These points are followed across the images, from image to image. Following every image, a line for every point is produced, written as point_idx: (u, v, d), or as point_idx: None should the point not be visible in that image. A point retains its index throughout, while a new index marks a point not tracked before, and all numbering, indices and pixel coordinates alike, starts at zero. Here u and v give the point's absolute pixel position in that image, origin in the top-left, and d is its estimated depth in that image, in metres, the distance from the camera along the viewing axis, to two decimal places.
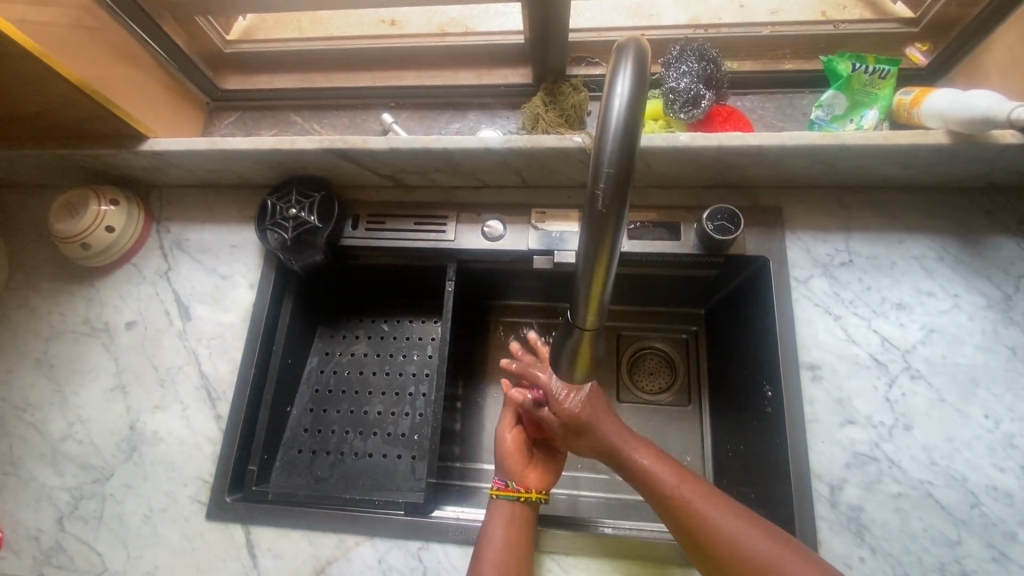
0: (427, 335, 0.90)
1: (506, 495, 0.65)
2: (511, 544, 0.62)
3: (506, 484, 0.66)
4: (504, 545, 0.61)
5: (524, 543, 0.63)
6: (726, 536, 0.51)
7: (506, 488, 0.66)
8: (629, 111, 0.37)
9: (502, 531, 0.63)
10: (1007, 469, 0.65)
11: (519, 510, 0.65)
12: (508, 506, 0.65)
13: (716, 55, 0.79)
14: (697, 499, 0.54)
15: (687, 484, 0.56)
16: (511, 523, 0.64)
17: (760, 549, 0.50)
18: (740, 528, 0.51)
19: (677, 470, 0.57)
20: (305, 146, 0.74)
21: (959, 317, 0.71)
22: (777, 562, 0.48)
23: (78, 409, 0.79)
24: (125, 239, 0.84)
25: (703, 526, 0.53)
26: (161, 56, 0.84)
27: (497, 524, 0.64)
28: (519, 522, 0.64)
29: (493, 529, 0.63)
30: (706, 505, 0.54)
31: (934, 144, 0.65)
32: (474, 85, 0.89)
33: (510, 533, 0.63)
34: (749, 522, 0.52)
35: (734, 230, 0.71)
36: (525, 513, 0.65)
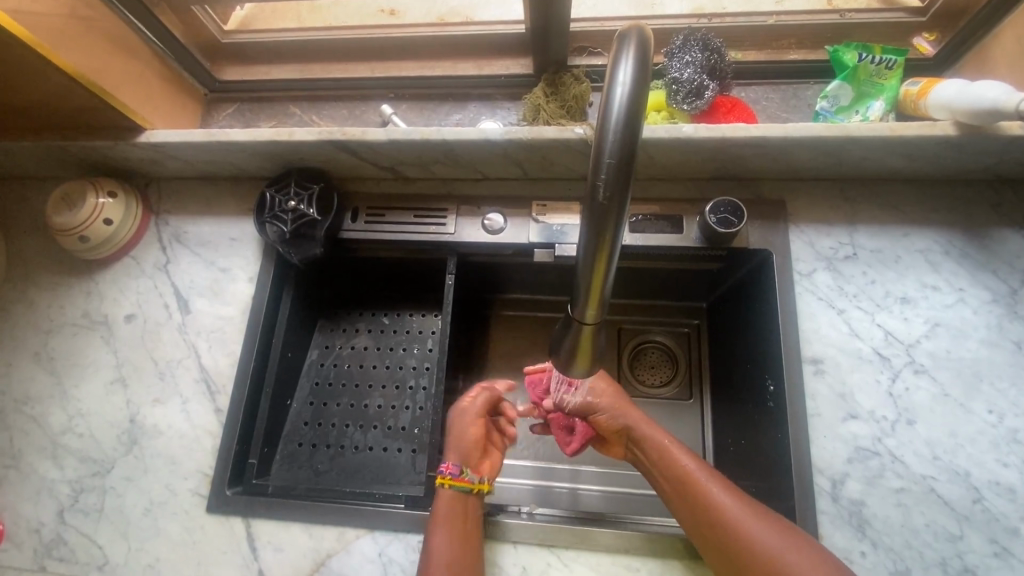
0: (428, 328, 0.90)
1: (460, 485, 0.67)
2: (456, 542, 0.63)
3: (460, 474, 0.68)
4: (447, 546, 0.62)
5: (466, 535, 0.64)
6: (731, 522, 0.56)
7: (458, 479, 0.67)
8: (631, 101, 0.36)
9: (446, 531, 0.63)
10: (1010, 464, 0.64)
11: (469, 499, 0.67)
12: (457, 497, 0.66)
13: (719, 45, 0.78)
14: (711, 486, 0.60)
15: (705, 473, 0.61)
16: (455, 519, 0.65)
17: (762, 537, 0.54)
18: (748, 513, 0.57)
19: (698, 459, 0.64)
20: (303, 137, 0.74)
21: (964, 311, 0.70)
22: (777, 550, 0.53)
23: (78, 402, 0.79)
24: (123, 232, 0.83)
25: (711, 508, 0.58)
26: (158, 46, 0.83)
27: (440, 523, 0.64)
28: (460, 524, 0.64)
29: (438, 530, 0.63)
30: (719, 489, 0.59)
31: (942, 136, 0.64)
32: (474, 75, 0.88)
33: (451, 531, 0.63)
34: (756, 509, 0.57)
35: (736, 223, 0.70)
36: (470, 504, 0.67)
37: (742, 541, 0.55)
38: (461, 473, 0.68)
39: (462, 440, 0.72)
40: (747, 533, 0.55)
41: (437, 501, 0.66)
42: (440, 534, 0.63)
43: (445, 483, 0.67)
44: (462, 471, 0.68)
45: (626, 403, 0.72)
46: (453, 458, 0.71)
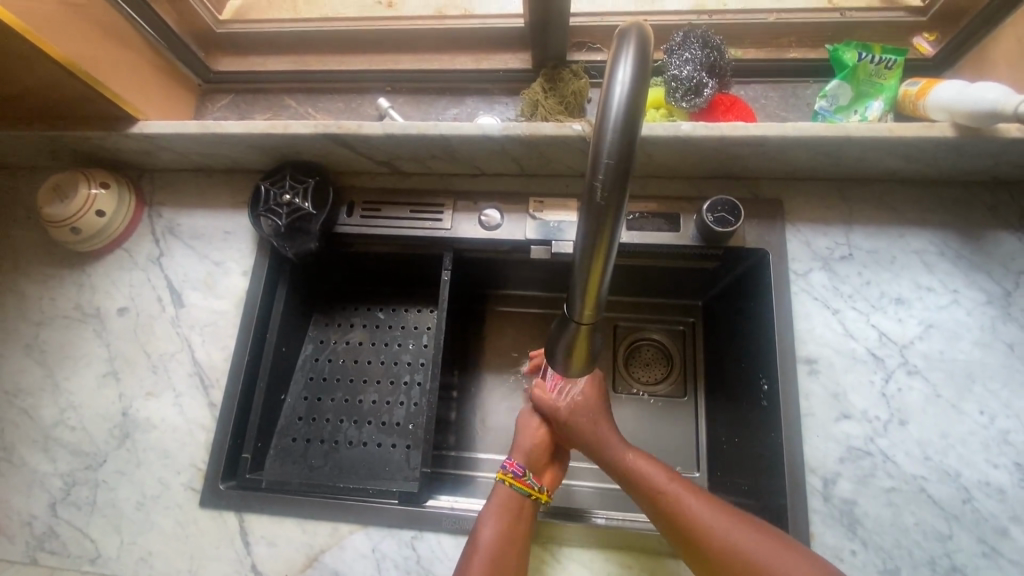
0: (424, 324, 0.89)
1: (518, 487, 0.66)
2: (506, 534, 0.62)
3: (522, 476, 0.67)
4: (498, 536, 0.62)
5: (519, 533, 0.63)
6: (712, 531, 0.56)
7: (521, 481, 0.66)
8: (629, 101, 0.35)
9: (502, 526, 0.62)
10: (1000, 465, 0.65)
11: (526, 506, 0.66)
12: (517, 499, 0.66)
13: (719, 43, 0.77)
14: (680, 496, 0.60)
15: (678, 484, 0.61)
16: (510, 517, 0.64)
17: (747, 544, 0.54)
18: (722, 521, 0.56)
19: (661, 469, 0.63)
20: (298, 130, 0.73)
21: (958, 313, 0.70)
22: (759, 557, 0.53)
23: (70, 395, 0.79)
24: (116, 223, 0.82)
25: (689, 519, 0.58)
26: (150, 34, 0.81)
27: (496, 513, 0.64)
28: (512, 518, 0.64)
29: (492, 517, 0.63)
30: (692, 503, 0.59)
31: (939, 137, 0.64)
32: (472, 69, 0.87)
33: (509, 527, 0.63)
34: (727, 512, 0.57)
35: (733, 222, 0.70)
36: (528, 512, 0.66)
37: (724, 547, 0.55)
38: (524, 475, 0.67)
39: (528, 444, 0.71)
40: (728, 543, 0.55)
41: (493, 497, 0.66)
42: (494, 522, 0.63)
43: (504, 479, 0.67)
44: (525, 474, 0.67)
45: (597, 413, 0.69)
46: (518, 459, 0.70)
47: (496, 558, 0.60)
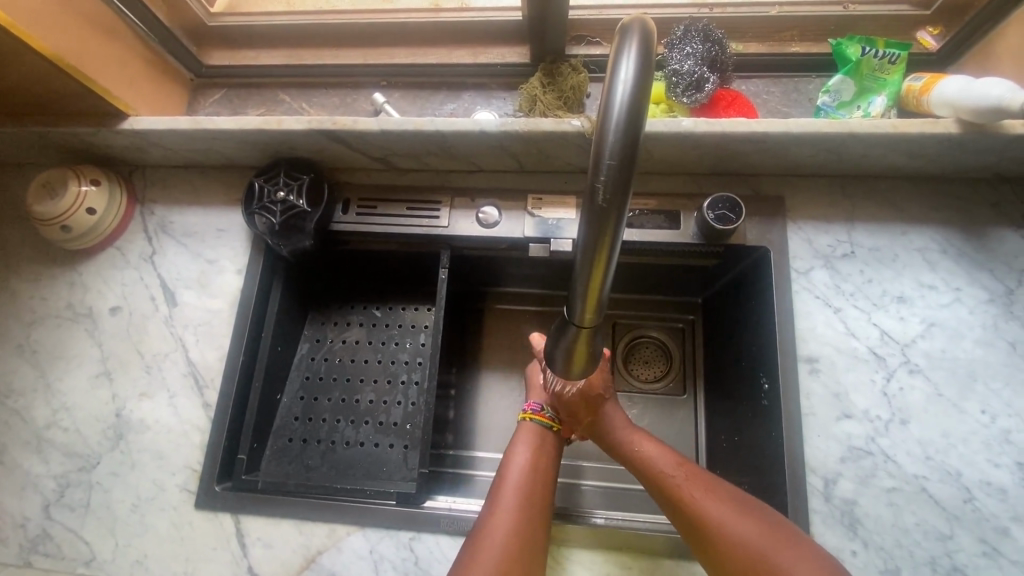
0: (421, 322, 0.88)
1: (540, 419, 0.69)
2: (533, 466, 0.64)
3: (542, 409, 0.70)
4: (527, 467, 0.63)
5: (547, 467, 0.65)
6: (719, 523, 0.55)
7: (540, 414, 0.69)
8: (631, 100, 0.34)
9: (529, 457, 0.64)
10: (1002, 465, 0.64)
11: (548, 436, 0.68)
12: (539, 430, 0.68)
13: (721, 37, 0.76)
14: (691, 489, 0.59)
15: (690, 478, 0.60)
16: (538, 448, 0.66)
17: (752, 533, 0.53)
18: (732, 513, 0.55)
19: (676, 462, 0.63)
20: (292, 126, 0.72)
21: (961, 311, 0.70)
22: (761, 543, 0.52)
23: (62, 396, 0.78)
24: (107, 221, 0.81)
25: (698, 514, 0.57)
26: (139, 27, 0.79)
27: (521, 449, 0.66)
28: (538, 451, 0.66)
29: (519, 452, 0.65)
30: (704, 496, 0.58)
31: (942, 134, 0.63)
32: (469, 63, 0.85)
33: (534, 458, 0.65)
34: (737, 506, 0.56)
35: (734, 219, 0.69)
36: (551, 443, 0.68)
37: (727, 543, 0.54)
38: (543, 408, 0.70)
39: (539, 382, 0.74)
40: (732, 533, 0.54)
41: (518, 432, 0.68)
42: (520, 458, 0.64)
43: (525, 416, 0.70)
44: (544, 408, 0.70)
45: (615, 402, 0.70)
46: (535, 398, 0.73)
47: (529, 484, 0.61)
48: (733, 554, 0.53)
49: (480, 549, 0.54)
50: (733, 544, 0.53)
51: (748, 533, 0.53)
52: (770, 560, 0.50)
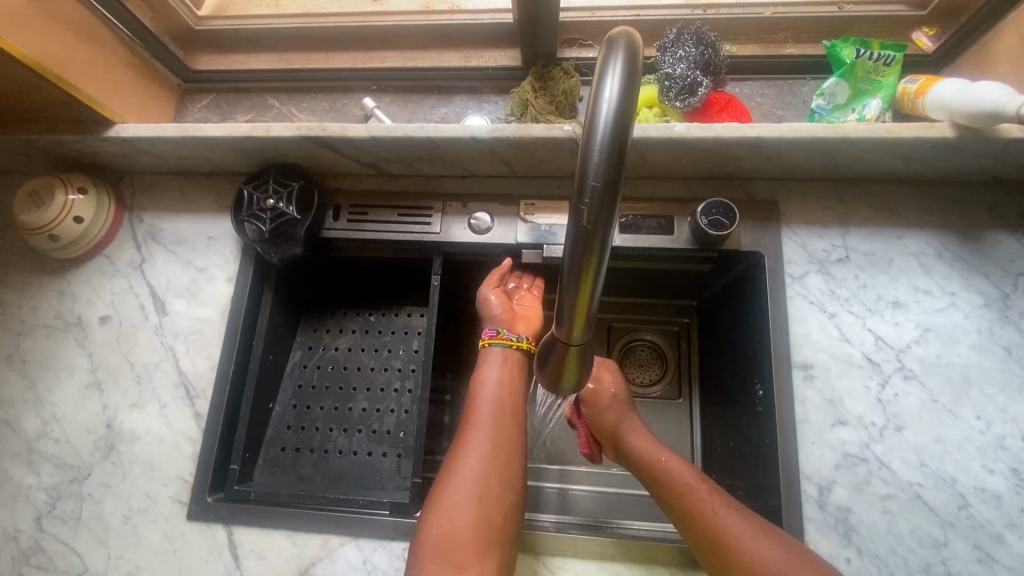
0: (414, 328, 0.87)
1: (498, 341, 0.71)
2: (500, 389, 0.67)
3: (498, 333, 0.72)
4: (495, 386, 0.67)
5: (515, 383, 0.68)
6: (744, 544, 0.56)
7: (498, 337, 0.71)
8: (616, 120, 0.33)
9: (498, 375, 0.68)
10: (996, 471, 0.64)
11: (511, 354, 0.71)
12: (502, 352, 0.70)
13: (714, 39, 0.75)
14: (714, 503, 0.61)
15: (713, 494, 0.62)
16: (504, 365, 0.69)
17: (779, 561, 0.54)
18: (751, 532, 0.57)
19: (700, 478, 0.65)
20: (280, 133, 0.71)
21: (956, 316, 0.69)
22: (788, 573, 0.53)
23: (53, 406, 0.77)
24: (96, 229, 0.80)
25: (717, 528, 0.59)
26: (124, 32, 0.78)
27: (489, 369, 0.68)
28: (507, 369, 0.69)
29: (488, 374, 0.68)
30: (726, 512, 0.60)
31: (938, 138, 0.62)
32: (460, 67, 0.84)
33: (502, 376, 0.68)
34: (756, 525, 0.58)
35: (728, 224, 0.69)
36: (517, 358, 0.71)
37: (742, 558, 0.56)
38: (499, 331, 0.72)
39: (491, 308, 0.74)
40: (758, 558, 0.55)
41: (481, 357, 0.71)
42: (489, 383, 0.67)
43: (484, 343, 0.71)
44: (500, 331, 0.72)
45: (627, 411, 0.76)
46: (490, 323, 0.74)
47: (497, 405, 0.65)
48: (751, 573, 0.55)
49: (452, 489, 0.58)
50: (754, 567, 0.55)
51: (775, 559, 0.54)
52: None
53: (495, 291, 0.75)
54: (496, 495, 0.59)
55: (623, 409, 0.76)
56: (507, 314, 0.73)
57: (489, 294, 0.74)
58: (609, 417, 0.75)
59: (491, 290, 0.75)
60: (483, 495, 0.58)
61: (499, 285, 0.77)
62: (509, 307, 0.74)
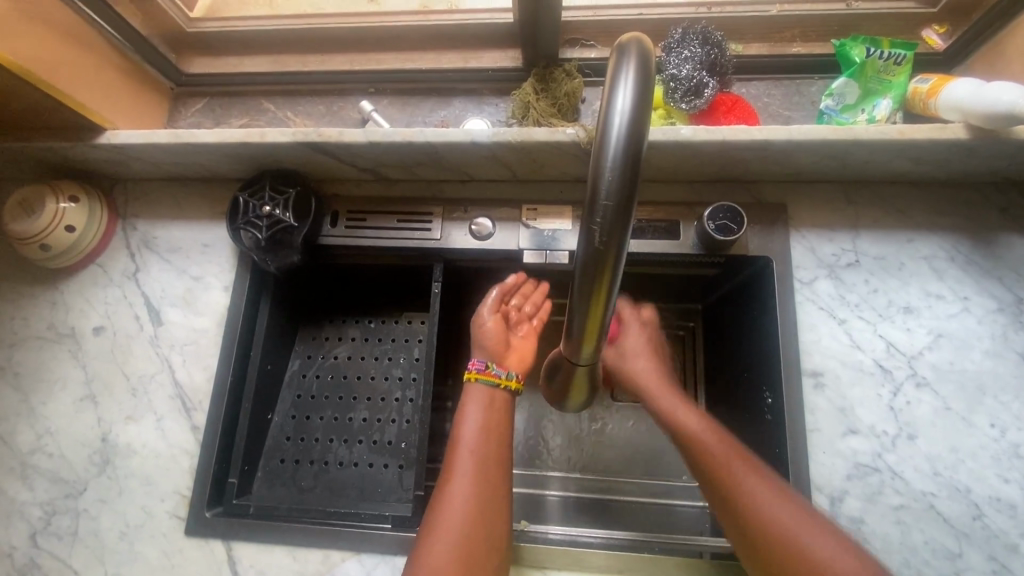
0: (415, 336, 0.86)
1: (485, 379, 0.62)
2: (484, 434, 0.59)
3: (487, 368, 0.63)
4: (476, 433, 0.59)
5: (499, 426, 0.61)
6: (788, 532, 0.50)
7: (486, 373, 0.63)
8: (630, 134, 0.32)
9: (480, 420, 0.60)
10: (1011, 480, 0.63)
11: (497, 396, 0.62)
12: (487, 391, 0.62)
13: (720, 39, 0.73)
14: (741, 470, 0.55)
15: (739, 458, 0.56)
16: (489, 407, 0.61)
17: (832, 553, 0.48)
18: (782, 504, 0.52)
19: (725, 440, 0.59)
20: (275, 138, 0.69)
21: (968, 321, 0.68)
22: (844, 565, 0.47)
23: (47, 420, 0.76)
24: (88, 237, 0.78)
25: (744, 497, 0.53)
26: (114, 36, 0.76)
27: (469, 412, 0.61)
28: (492, 411, 0.61)
29: (468, 415, 0.61)
30: (753, 479, 0.54)
31: (950, 139, 0.61)
32: (460, 68, 0.82)
33: (484, 420, 0.60)
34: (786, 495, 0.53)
35: (736, 229, 0.67)
36: (502, 402, 0.63)
37: (772, 531, 0.51)
38: (488, 365, 0.63)
39: (485, 334, 0.65)
40: (810, 550, 0.49)
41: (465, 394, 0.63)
42: (469, 428, 0.60)
43: (469, 377, 0.63)
44: (489, 365, 0.63)
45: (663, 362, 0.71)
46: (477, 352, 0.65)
47: (479, 456, 0.58)
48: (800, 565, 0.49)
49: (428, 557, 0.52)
50: (804, 557, 0.49)
51: (828, 551, 0.48)
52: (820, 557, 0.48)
53: (493, 316, 0.66)
54: (477, 556, 0.53)
55: (654, 377, 0.68)
56: (499, 345, 0.65)
57: (485, 320, 0.66)
58: (642, 368, 0.69)
59: (490, 314, 0.66)
60: (462, 560, 0.52)
61: (499, 306, 0.68)
62: (505, 337, 0.66)
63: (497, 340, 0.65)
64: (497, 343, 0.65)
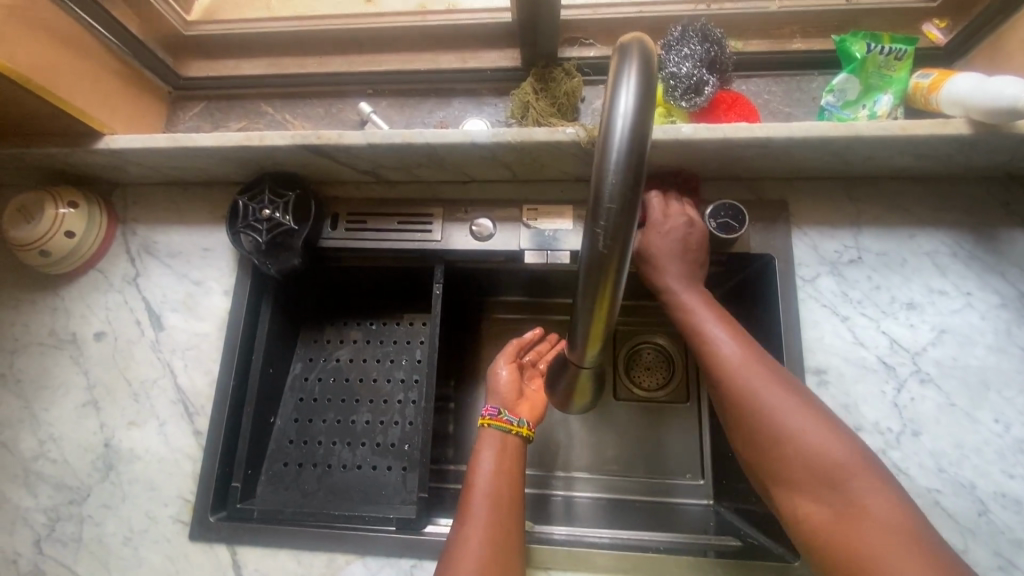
0: (416, 338, 0.85)
1: (498, 424, 0.64)
2: (500, 475, 0.60)
3: (499, 414, 0.65)
4: (492, 474, 0.60)
5: (514, 472, 0.61)
6: (805, 445, 0.48)
7: (499, 418, 0.65)
8: (632, 136, 0.32)
9: (495, 462, 0.61)
10: (1016, 475, 0.63)
11: (509, 440, 0.64)
12: (499, 436, 0.64)
13: (720, 36, 0.72)
14: (752, 373, 0.52)
15: (749, 359, 0.53)
16: (502, 452, 0.62)
17: (848, 463, 0.46)
18: (796, 412, 0.49)
19: (738, 342, 0.55)
20: (275, 142, 0.69)
21: (972, 317, 0.68)
22: (852, 467, 0.46)
23: (49, 426, 0.75)
24: (88, 243, 0.78)
25: (757, 405, 0.50)
26: (110, 40, 0.75)
27: (485, 454, 0.62)
28: (507, 456, 0.62)
29: (483, 461, 0.61)
30: (767, 386, 0.51)
31: (953, 135, 0.60)
32: (458, 69, 0.82)
33: (498, 462, 0.61)
34: (802, 401, 0.50)
35: (737, 228, 0.67)
36: (514, 445, 0.64)
37: (786, 443, 0.48)
38: (501, 412, 0.65)
39: (499, 384, 0.69)
40: (808, 442, 0.47)
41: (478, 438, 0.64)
42: (485, 469, 0.60)
43: (483, 422, 0.65)
44: (501, 411, 0.66)
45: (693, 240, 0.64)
46: (493, 402, 0.68)
47: (495, 498, 0.58)
48: (802, 461, 0.47)
49: None
50: (803, 452, 0.47)
51: (825, 442, 0.47)
52: (842, 474, 0.46)
53: (510, 367, 0.71)
54: None
55: (680, 255, 0.63)
56: (511, 394, 0.69)
57: (501, 371, 0.70)
58: (662, 244, 0.63)
59: (505, 364, 0.71)
60: None
61: (516, 358, 0.72)
62: (517, 387, 0.70)
63: (509, 390, 0.68)
64: (510, 394, 0.69)
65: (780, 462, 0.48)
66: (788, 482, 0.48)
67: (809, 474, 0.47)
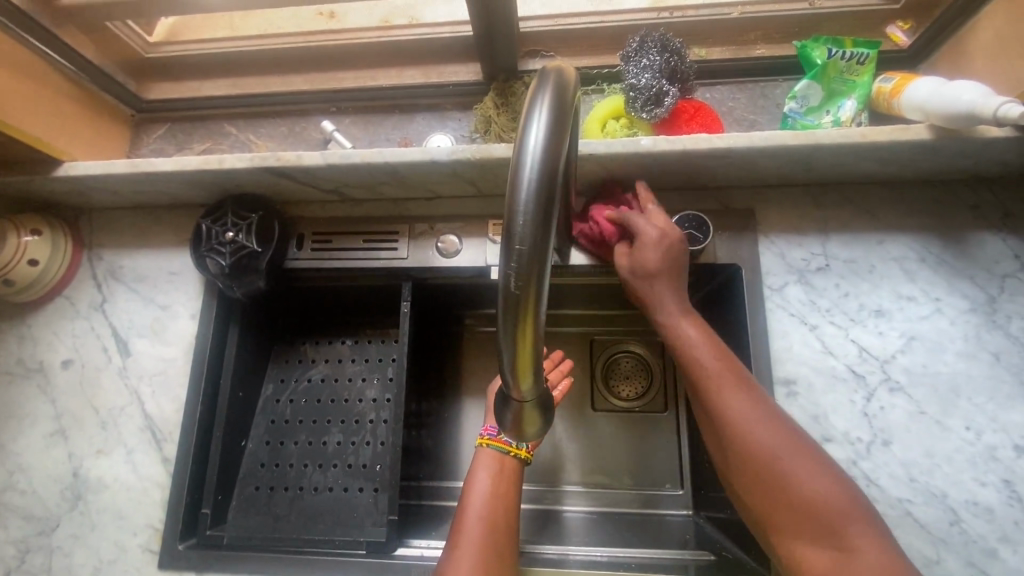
0: (388, 356, 0.85)
1: (496, 445, 0.63)
2: (496, 497, 0.59)
3: (498, 434, 0.64)
4: (487, 494, 0.59)
5: (510, 494, 0.60)
6: (794, 484, 0.48)
7: (498, 439, 0.63)
8: (542, 164, 0.31)
9: (491, 482, 0.60)
10: (988, 483, 0.62)
11: (507, 462, 0.62)
12: (496, 457, 0.62)
13: (680, 46, 0.72)
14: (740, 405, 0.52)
15: (736, 392, 0.53)
16: (498, 475, 0.60)
17: (833, 498, 0.46)
18: (783, 445, 0.49)
19: (725, 370, 0.55)
20: (233, 164, 0.68)
21: (941, 323, 0.67)
22: (839, 504, 0.46)
23: (17, 457, 0.75)
24: (52, 272, 0.77)
25: (745, 440, 0.51)
26: (65, 66, 0.74)
27: (481, 474, 0.61)
28: (505, 479, 0.60)
29: (478, 481, 0.60)
30: (755, 421, 0.51)
31: (914, 140, 0.59)
32: (422, 84, 0.81)
33: (495, 482, 0.60)
34: (791, 436, 0.50)
35: (702, 239, 0.66)
36: (512, 468, 0.62)
37: (775, 485, 0.48)
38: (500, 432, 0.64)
39: None
40: (797, 486, 0.47)
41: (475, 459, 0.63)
42: (480, 488, 0.59)
43: (480, 442, 0.64)
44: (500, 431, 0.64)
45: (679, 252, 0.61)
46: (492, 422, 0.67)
47: (488, 519, 0.57)
48: (793, 502, 0.47)
49: None
50: (796, 492, 0.47)
51: (823, 491, 0.47)
52: (831, 515, 0.46)
53: None
54: None
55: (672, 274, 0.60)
56: None
57: None
58: (656, 265, 0.60)
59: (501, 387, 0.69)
60: None
61: None
62: None
63: None
64: None
65: (770, 501, 0.48)
66: (782, 528, 0.48)
67: (800, 515, 0.47)
